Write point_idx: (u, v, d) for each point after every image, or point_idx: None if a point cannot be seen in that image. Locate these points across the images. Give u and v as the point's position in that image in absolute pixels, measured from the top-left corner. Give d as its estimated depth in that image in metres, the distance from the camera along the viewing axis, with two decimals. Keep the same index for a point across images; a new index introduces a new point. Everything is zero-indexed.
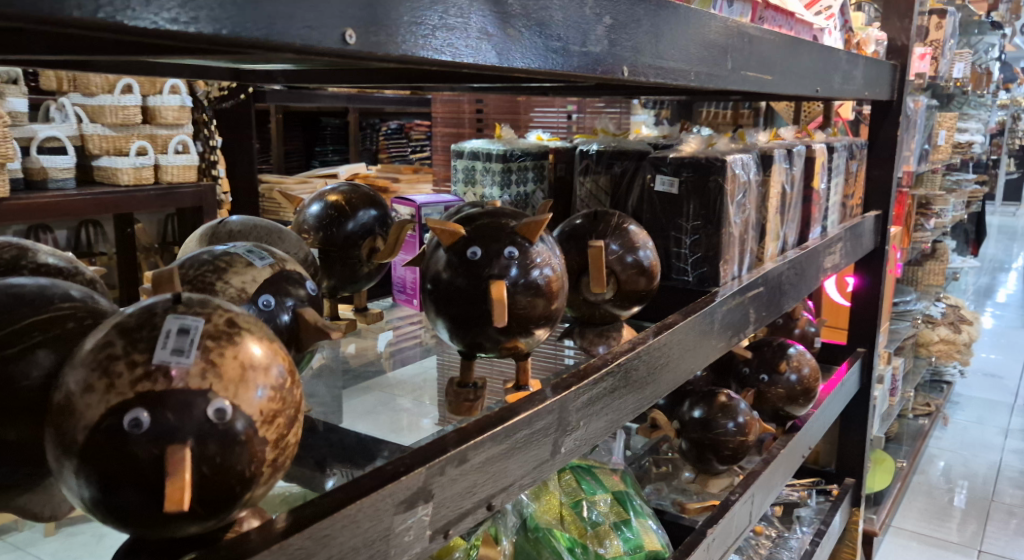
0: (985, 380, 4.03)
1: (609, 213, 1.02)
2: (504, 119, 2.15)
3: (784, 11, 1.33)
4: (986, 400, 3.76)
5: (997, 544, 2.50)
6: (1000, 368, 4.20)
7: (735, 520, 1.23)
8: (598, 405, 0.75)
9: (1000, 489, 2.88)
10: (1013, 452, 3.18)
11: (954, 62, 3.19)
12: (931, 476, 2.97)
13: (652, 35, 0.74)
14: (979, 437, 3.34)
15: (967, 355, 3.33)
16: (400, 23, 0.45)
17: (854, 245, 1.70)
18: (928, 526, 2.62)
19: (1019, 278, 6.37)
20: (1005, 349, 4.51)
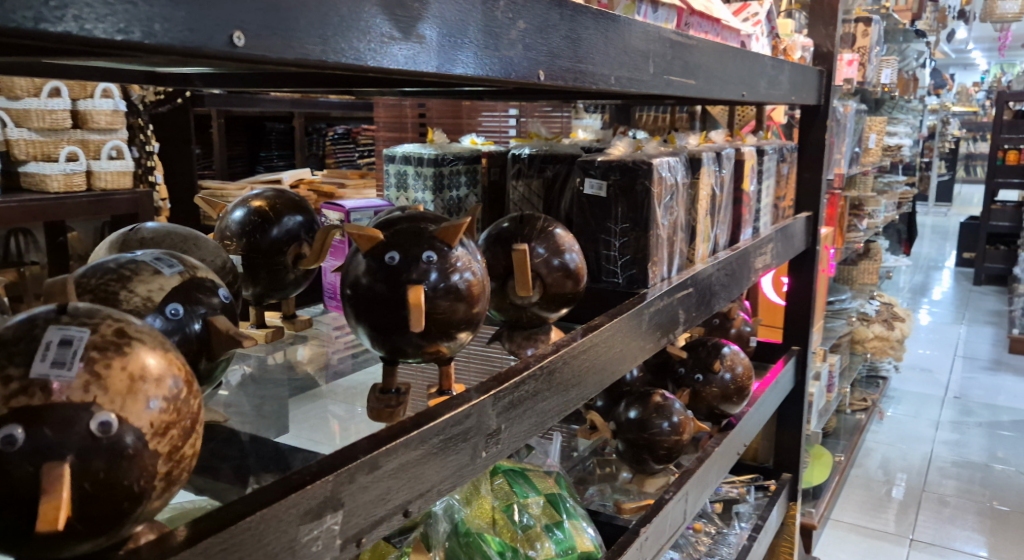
0: (918, 375, 4.17)
1: (534, 217, 1.03)
2: (447, 124, 2.12)
3: (709, 17, 1.35)
4: (921, 394, 3.90)
5: (929, 532, 2.59)
6: (933, 363, 4.36)
7: (668, 518, 1.25)
8: (521, 408, 0.75)
9: (932, 480, 2.98)
10: (944, 443, 3.30)
11: (881, 67, 3.31)
12: (868, 469, 3.06)
13: (570, 40, 0.75)
14: (913, 430, 3.46)
15: (900, 351, 3.45)
16: (296, 29, 0.45)
17: (784, 247, 1.75)
18: (865, 517, 2.70)
19: (951, 275, 6.61)
20: (939, 344, 4.68)
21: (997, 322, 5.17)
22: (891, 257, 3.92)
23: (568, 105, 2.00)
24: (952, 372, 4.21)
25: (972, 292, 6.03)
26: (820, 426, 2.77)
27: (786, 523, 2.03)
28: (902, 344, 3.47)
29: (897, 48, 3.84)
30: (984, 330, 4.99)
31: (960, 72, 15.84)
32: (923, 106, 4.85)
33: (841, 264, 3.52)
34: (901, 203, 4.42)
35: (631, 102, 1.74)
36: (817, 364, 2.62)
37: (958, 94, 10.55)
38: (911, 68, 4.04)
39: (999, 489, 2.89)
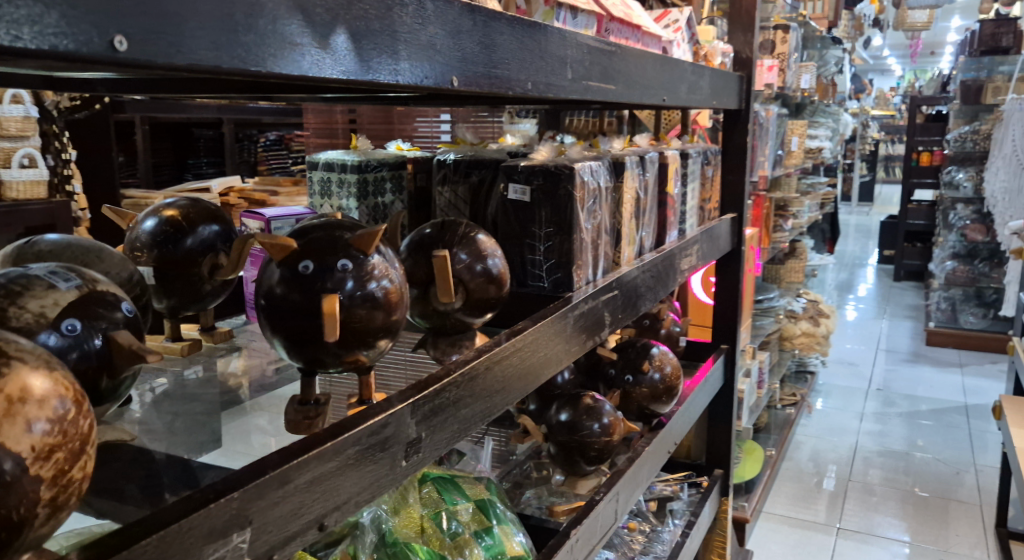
0: (843, 368, 4.32)
1: (456, 223, 1.02)
2: (380, 132, 2.12)
3: (629, 23, 1.37)
4: (847, 387, 4.04)
5: (856, 521, 2.68)
6: (858, 357, 4.52)
7: (599, 518, 1.25)
8: (442, 416, 0.75)
9: (858, 469, 3.08)
10: (868, 434, 3.42)
11: (800, 73, 3.42)
12: (798, 462, 3.15)
13: (484, 46, 0.75)
14: (840, 422, 3.58)
15: (826, 347, 3.57)
16: (185, 34, 0.44)
17: (709, 247, 1.78)
18: (796, 509, 2.77)
19: (874, 272, 6.88)
20: (864, 339, 4.86)
21: (915, 316, 5.39)
22: (816, 256, 4.06)
23: (498, 111, 2.00)
24: (875, 365, 4.38)
25: (892, 288, 6.28)
26: (751, 422, 2.84)
27: (718, 518, 2.07)
28: (827, 340, 3.59)
29: (816, 54, 3.98)
30: (904, 324, 5.20)
31: (879, 75, 16.50)
32: (842, 110, 5.04)
33: (769, 264, 3.62)
34: (824, 204, 4.58)
35: (558, 107, 1.80)
36: (746, 361, 2.69)
37: (874, 98, 11.01)
38: (830, 73, 4.18)
39: (921, 477, 3.01)
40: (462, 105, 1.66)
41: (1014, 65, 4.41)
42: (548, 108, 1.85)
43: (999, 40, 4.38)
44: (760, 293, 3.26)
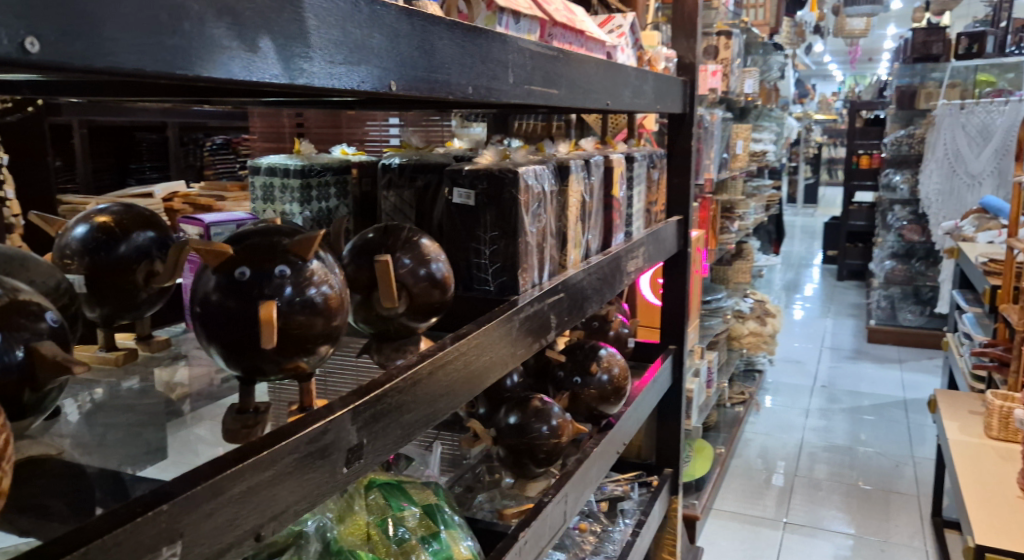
0: (790, 366, 4.42)
1: (399, 228, 1.02)
2: (328, 136, 2.10)
3: (572, 28, 1.39)
4: (793, 385, 4.13)
5: (802, 516, 2.74)
6: (803, 354, 4.63)
7: (548, 520, 1.26)
8: (384, 421, 0.74)
9: (805, 464, 3.16)
10: (813, 430, 3.51)
11: (743, 77, 3.49)
12: (747, 459, 3.21)
13: (423, 50, 0.75)
14: (786, 419, 3.66)
15: (773, 346, 3.65)
16: (101, 38, 0.43)
17: (655, 249, 1.80)
18: (744, 505, 2.82)
19: (818, 273, 7.06)
20: (809, 337, 4.98)
21: (858, 315, 5.55)
22: (762, 257, 4.15)
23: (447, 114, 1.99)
24: (820, 362, 4.49)
25: (835, 288, 6.46)
26: (701, 421, 2.88)
27: (668, 517, 2.10)
28: (774, 339, 3.67)
29: (758, 60, 4.07)
30: (847, 322, 5.35)
31: (821, 79, 16.95)
32: (785, 114, 5.17)
33: (716, 265, 3.69)
34: (769, 206, 4.69)
35: (505, 111, 1.80)
36: (695, 361, 2.73)
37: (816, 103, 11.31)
38: (772, 78, 4.29)
39: (864, 471, 3.09)
40: (409, 109, 1.65)
41: (945, 71, 4.58)
42: (496, 112, 1.85)
43: (930, 47, 4.54)
44: (707, 294, 3.32)
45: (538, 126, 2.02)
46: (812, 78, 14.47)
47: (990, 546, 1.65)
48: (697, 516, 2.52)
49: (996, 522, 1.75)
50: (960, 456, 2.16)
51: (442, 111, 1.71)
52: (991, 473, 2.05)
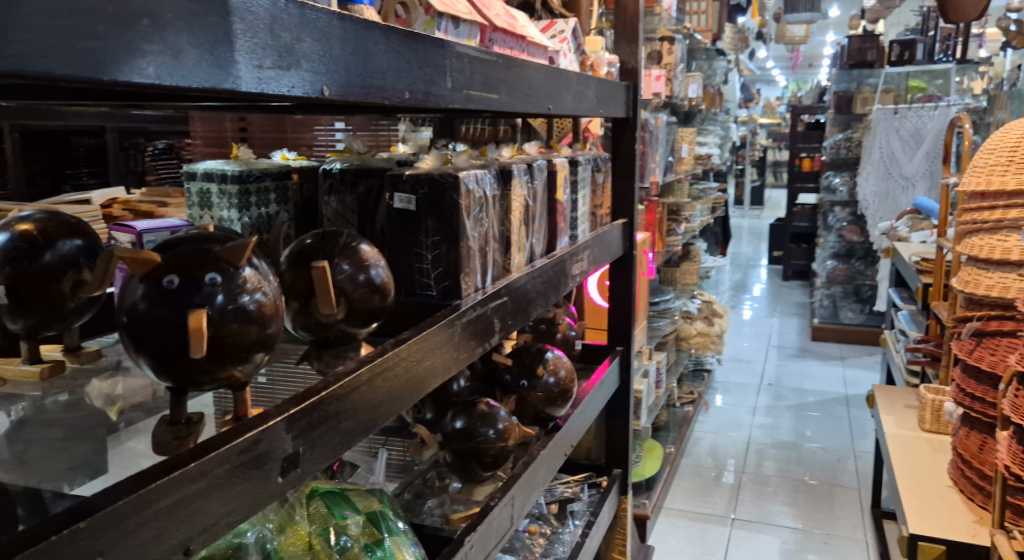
0: (737, 365, 4.51)
1: (337, 234, 1.01)
2: (271, 140, 2.00)
3: (512, 33, 1.39)
4: (739, 384, 4.21)
5: (749, 511, 2.80)
6: (750, 353, 4.72)
7: (494, 524, 1.26)
8: (321, 429, 0.74)
9: (753, 461, 3.22)
10: (760, 427, 3.58)
11: (687, 82, 3.55)
12: (697, 457, 3.26)
13: (357, 55, 0.74)
14: (734, 417, 3.73)
15: (720, 346, 3.71)
16: (8, 46, 0.43)
17: (600, 252, 1.82)
18: (693, 503, 2.87)
19: (764, 273, 7.20)
20: (756, 337, 5.08)
21: (802, 313, 5.69)
22: (709, 258, 4.22)
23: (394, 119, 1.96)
24: (766, 361, 4.59)
25: (781, 288, 6.62)
26: (650, 421, 2.92)
27: (618, 517, 2.12)
28: (721, 339, 3.74)
29: (703, 65, 4.15)
30: (792, 321, 5.48)
31: (765, 84, 17.34)
32: (729, 117, 5.27)
33: (664, 266, 3.74)
34: (715, 208, 4.77)
35: (450, 115, 1.80)
36: (643, 361, 2.76)
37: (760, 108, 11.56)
38: (716, 82, 4.37)
39: (809, 466, 3.17)
40: (351, 113, 1.64)
41: (879, 77, 4.74)
42: (441, 117, 1.85)
43: (865, 54, 4.70)
44: (655, 295, 3.35)
45: (485, 131, 2.01)
46: (758, 84, 14.79)
47: (923, 535, 1.71)
48: (647, 515, 2.55)
49: (928, 512, 1.81)
50: (897, 450, 2.23)
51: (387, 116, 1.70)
52: (926, 465, 2.12)
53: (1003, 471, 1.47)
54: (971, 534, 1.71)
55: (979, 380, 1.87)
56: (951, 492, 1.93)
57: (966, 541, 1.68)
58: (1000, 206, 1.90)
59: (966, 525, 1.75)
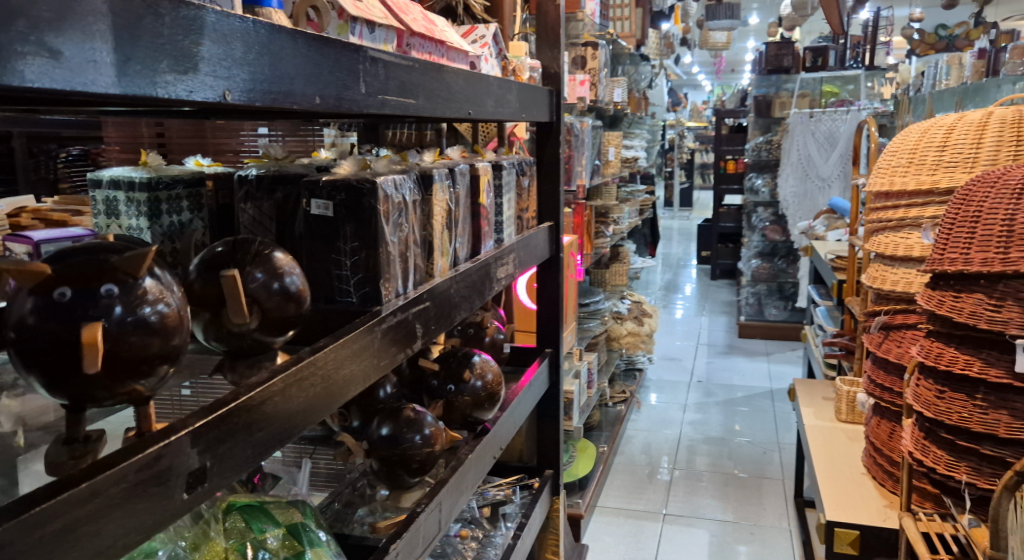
0: (668, 363, 4.60)
1: (249, 242, 0.99)
2: (192, 148, 1.80)
3: (431, 38, 1.39)
4: (669, 382, 4.30)
5: (679, 505, 2.86)
6: (680, 351, 4.82)
7: (421, 529, 1.26)
8: (230, 442, 0.72)
9: (685, 457, 3.29)
10: (691, 423, 3.67)
11: (612, 86, 3.61)
12: (630, 455, 3.31)
13: (264, 60, 0.73)
14: (665, 415, 3.80)
15: (650, 344, 3.78)
16: None
17: (527, 254, 1.83)
18: (626, 500, 2.92)
19: (694, 273, 7.36)
20: (686, 335, 5.19)
21: (730, 311, 5.84)
22: (638, 259, 4.29)
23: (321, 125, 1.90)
24: (696, 358, 4.70)
25: (709, 287, 6.78)
26: (582, 421, 2.95)
27: (551, 517, 2.14)
28: (650, 338, 3.81)
29: (628, 70, 4.23)
30: (720, 320, 5.62)
31: (691, 88, 17.75)
32: (656, 121, 5.38)
33: (595, 268, 3.79)
34: (643, 210, 4.86)
35: (374, 120, 1.79)
36: (574, 362, 2.79)
37: (687, 112, 11.83)
38: (640, 87, 4.46)
39: (738, 459, 3.26)
40: (270, 119, 1.61)
41: (796, 81, 4.91)
42: (365, 122, 1.82)
43: (781, 60, 4.86)
44: (586, 296, 3.38)
45: (411, 135, 1.96)
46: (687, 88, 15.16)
47: (839, 520, 1.78)
48: (581, 514, 2.58)
49: (844, 499, 1.88)
50: (816, 441, 2.31)
51: (308, 120, 1.67)
52: (843, 454, 2.20)
53: (907, 456, 1.55)
54: (883, 518, 1.79)
55: (888, 371, 1.96)
56: (865, 478, 2.01)
57: (877, 525, 1.76)
58: (902, 205, 1.99)
59: (880, 510, 1.83)
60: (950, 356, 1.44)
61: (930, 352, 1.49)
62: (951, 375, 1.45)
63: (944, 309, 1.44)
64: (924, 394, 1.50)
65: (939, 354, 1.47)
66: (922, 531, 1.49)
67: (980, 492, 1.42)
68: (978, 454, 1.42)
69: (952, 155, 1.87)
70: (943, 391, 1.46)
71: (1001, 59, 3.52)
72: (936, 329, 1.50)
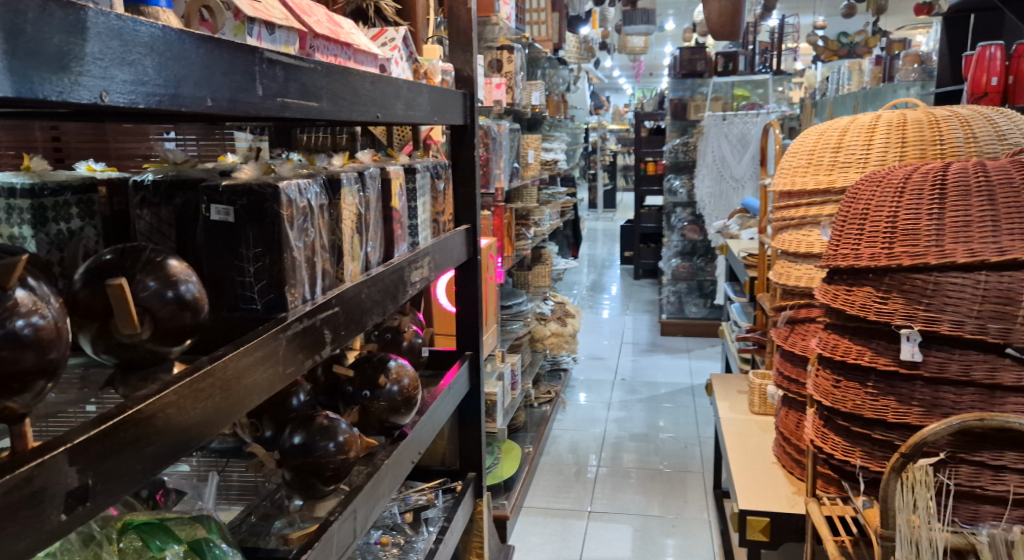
0: (593, 363, 4.66)
1: (140, 249, 0.95)
2: (90, 152, 1.63)
3: (335, 41, 1.36)
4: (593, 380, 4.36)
5: (604, 502, 2.91)
6: (604, 351, 4.89)
7: (334, 538, 1.23)
8: (116, 458, 0.70)
9: (611, 455, 3.34)
10: (615, 421, 3.72)
11: (529, 90, 3.63)
12: (556, 455, 3.34)
13: (148, 60, 0.70)
14: (589, 413, 3.85)
15: (573, 344, 3.81)
16: None
17: (443, 257, 1.82)
18: (551, 499, 2.94)
19: (618, 274, 7.48)
20: (609, 335, 5.27)
21: (652, 309, 5.96)
22: (560, 261, 4.32)
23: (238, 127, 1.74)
24: (620, 357, 4.77)
25: (632, 286, 6.90)
26: (506, 423, 2.97)
27: (475, 520, 2.13)
28: (573, 338, 3.84)
29: (546, 74, 4.27)
30: (644, 318, 5.72)
31: (612, 91, 18.09)
32: (576, 124, 5.45)
33: (517, 270, 3.81)
34: (564, 212, 4.90)
35: (286, 123, 1.74)
36: (497, 364, 2.79)
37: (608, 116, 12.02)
38: (559, 90, 4.51)
39: (663, 455, 3.32)
40: (173, 122, 1.55)
41: (709, 85, 5.04)
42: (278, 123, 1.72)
43: (696, 64, 4.98)
44: (508, 298, 3.38)
45: (323, 139, 1.92)
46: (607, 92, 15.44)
47: (751, 509, 1.84)
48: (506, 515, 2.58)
49: (756, 488, 1.94)
50: (731, 433, 2.38)
51: (214, 123, 1.61)
52: (756, 445, 2.28)
53: (811, 444, 1.61)
54: (791, 504, 1.86)
55: (794, 363, 2.04)
56: (775, 467, 2.08)
57: (786, 512, 1.82)
58: (803, 204, 2.07)
59: (789, 496, 1.90)
60: (845, 346, 1.51)
61: (827, 343, 1.56)
62: (846, 364, 1.52)
63: (838, 302, 1.51)
64: (822, 384, 1.57)
65: (835, 344, 1.54)
66: (826, 514, 1.55)
67: (873, 475, 1.48)
68: (870, 439, 1.47)
69: (846, 156, 1.96)
70: (839, 380, 1.53)
71: (896, 65, 3.71)
72: (832, 321, 1.57)
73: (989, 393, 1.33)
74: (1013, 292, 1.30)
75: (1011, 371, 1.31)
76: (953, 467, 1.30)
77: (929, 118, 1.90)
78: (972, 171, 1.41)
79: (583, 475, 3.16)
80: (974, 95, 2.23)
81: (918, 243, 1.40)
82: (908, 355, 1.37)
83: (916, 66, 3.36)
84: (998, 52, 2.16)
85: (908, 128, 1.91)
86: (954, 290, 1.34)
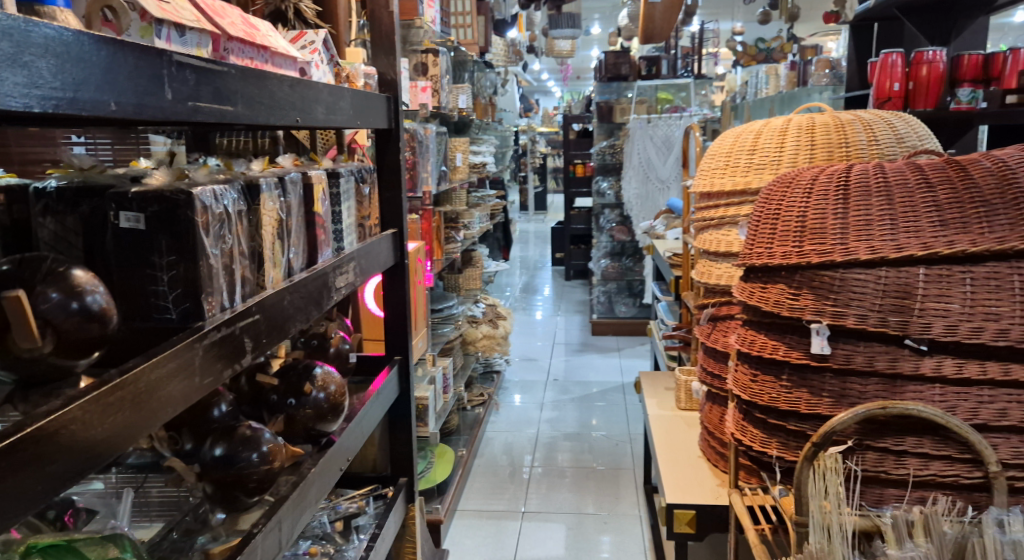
0: (525, 364, 4.68)
1: (40, 260, 0.91)
2: None
3: (251, 43, 1.33)
4: (526, 382, 4.37)
5: (536, 502, 2.92)
6: (536, 352, 4.92)
7: (258, 551, 1.20)
8: (12, 479, 0.67)
9: (544, 455, 3.36)
10: (548, 421, 3.75)
11: (456, 93, 3.62)
12: (489, 457, 3.34)
13: (41, 61, 0.68)
14: (522, 414, 3.86)
15: (505, 346, 3.82)
16: None
17: (370, 262, 1.79)
18: (485, 502, 2.94)
19: (551, 275, 7.52)
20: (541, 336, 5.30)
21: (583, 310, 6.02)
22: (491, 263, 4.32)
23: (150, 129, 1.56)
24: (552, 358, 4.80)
25: (563, 287, 6.96)
26: (439, 427, 2.96)
27: (407, 526, 2.11)
28: (505, 340, 3.85)
29: (473, 77, 4.27)
30: (575, 319, 5.78)
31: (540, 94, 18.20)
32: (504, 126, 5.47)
33: (448, 273, 3.80)
34: (494, 215, 4.90)
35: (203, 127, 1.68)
36: (428, 368, 2.79)
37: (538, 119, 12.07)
38: (486, 94, 4.51)
39: (595, 453, 3.35)
40: (83, 127, 1.48)
41: (633, 89, 5.12)
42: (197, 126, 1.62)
43: (619, 67, 5.05)
44: (438, 302, 3.37)
45: (242, 143, 1.90)
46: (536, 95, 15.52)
47: (677, 502, 1.88)
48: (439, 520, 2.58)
49: (682, 481, 1.99)
50: (660, 430, 2.43)
51: (125, 126, 1.54)
52: (684, 440, 2.33)
53: (732, 437, 1.66)
54: (716, 496, 1.91)
55: (716, 359, 2.09)
56: (701, 461, 2.13)
57: (711, 503, 1.87)
58: (721, 205, 2.12)
59: (714, 488, 1.95)
60: (762, 342, 1.57)
61: (746, 339, 1.61)
62: (762, 359, 1.57)
63: (754, 300, 1.56)
64: (741, 378, 1.62)
65: (752, 340, 1.59)
66: (748, 504, 1.60)
67: (790, 465, 1.54)
68: (786, 430, 1.52)
69: (760, 158, 2.03)
70: (756, 374, 1.58)
71: (810, 70, 3.84)
72: (749, 318, 1.62)
73: (892, 382, 1.39)
74: (909, 286, 1.36)
75: (909, 360, 1.37)
76: (861, 454, 1.36)
77: (835, 121, 1.98)
78: (873, 173, 1.48)
79: (517, 477, 3.16)
80: (878, 100, 2.34)
81: (825, 241, 1.45)
82: (818, 348, 1.43)
83: (828, 71, 3.48)
84: (898, 59, 2.28)
85: (817, 131, 1.98)
86: (858, 286, 1.40)
